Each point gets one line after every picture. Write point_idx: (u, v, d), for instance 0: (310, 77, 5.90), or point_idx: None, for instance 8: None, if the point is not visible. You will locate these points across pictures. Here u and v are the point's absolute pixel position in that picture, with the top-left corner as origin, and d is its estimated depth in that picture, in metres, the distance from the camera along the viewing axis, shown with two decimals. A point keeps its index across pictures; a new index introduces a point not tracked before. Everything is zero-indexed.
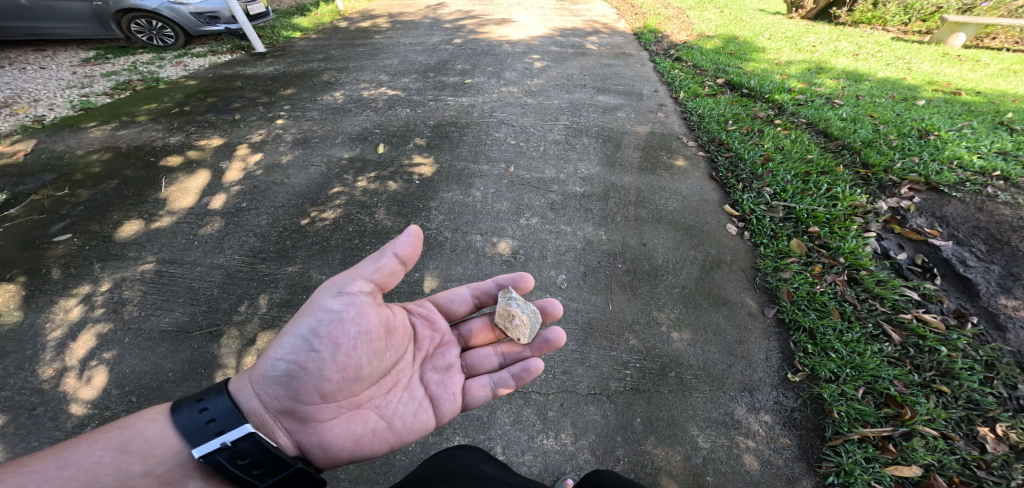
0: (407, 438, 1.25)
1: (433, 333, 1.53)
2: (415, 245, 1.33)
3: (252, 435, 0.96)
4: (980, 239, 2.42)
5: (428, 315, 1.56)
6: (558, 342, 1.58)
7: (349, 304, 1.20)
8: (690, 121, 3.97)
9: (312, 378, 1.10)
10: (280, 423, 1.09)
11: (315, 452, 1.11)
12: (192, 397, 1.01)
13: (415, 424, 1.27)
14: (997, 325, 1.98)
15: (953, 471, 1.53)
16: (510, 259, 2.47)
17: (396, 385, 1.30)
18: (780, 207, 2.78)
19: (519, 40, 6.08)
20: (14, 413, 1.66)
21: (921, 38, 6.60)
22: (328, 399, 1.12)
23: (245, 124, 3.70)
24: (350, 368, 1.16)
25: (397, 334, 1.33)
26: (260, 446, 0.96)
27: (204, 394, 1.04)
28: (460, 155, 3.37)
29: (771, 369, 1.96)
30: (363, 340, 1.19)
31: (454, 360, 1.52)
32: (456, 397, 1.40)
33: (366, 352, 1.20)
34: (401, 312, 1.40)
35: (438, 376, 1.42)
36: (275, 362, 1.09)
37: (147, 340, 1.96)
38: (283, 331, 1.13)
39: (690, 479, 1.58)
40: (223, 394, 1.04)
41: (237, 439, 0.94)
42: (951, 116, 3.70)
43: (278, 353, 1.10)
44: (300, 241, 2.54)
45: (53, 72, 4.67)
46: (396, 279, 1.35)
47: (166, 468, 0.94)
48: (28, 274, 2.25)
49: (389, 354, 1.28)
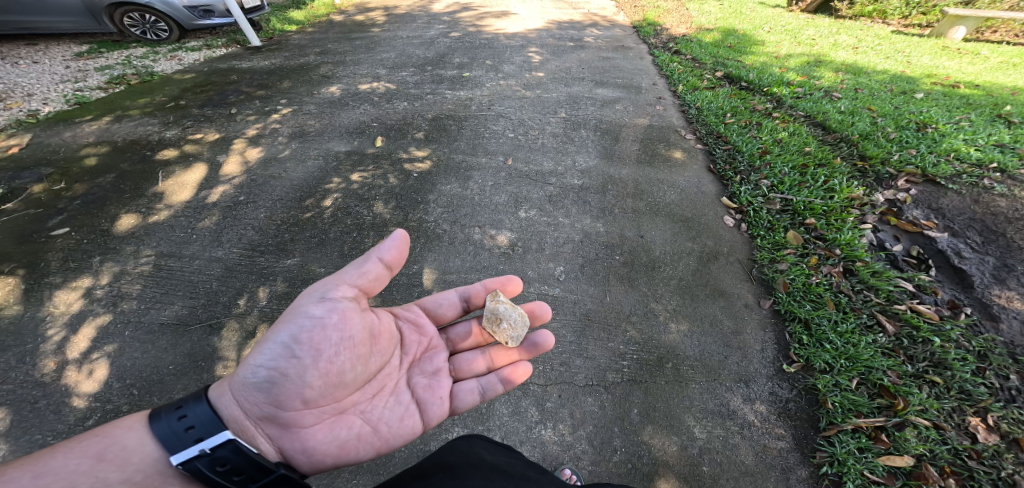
0: (392, 442, 1.24)
1: (420, 336, 1.52)
2: (401, 249, 1.35)
3: (232, 442, 0.92)
4: (976, 230, 2.43)
5: (415, 319, 1.55)
6: (545, 346, 1.61)
7: (332, 309, 1.18)
8: (688, 114, 3.96)
9: (293, 385, 1.07)
10: (261, 429, 1.06)
11: (297, 458, 1.09)
12: (171, 404, 0.98)
13: (401, 428, 1.27)
14: (990, 316, 2.00)
15: (944, 461, 1.55)
16: (508, 251, 2.47)
17: (382, 389, 1.29)
18: (778, 199, 2.80)
19: (517, 34, 6.04)
20: (16, 406, 1.67)
21: (921, 31, 6.59)
22: (310, 406, 1.10)
23: (241, 118, 3.68)
24: (333, 374, 1.13)
25: (382, 339, 1.31)
26: (241, 453, 0.93)
27: (183, 401, 1.00)
28: (458, 148, 3.36)
29: (766, 360, 1.98)
30: (347, 345, 1.17)
31: (442, 364, 1.52)
32: (443, 401, 1.41)
33: (350, 357, 1.18)
34: (387, 316, 1.38)
35: (426, 380, 1.43)
36: (255, 368, 1.06)
37: (147, 333, 1.96)
38: (263, 337, 1.10)
39: (686, 468, 1.60)
40: (202, 401, 1.01)
41: (217, 446, 0.91)
42: (949, 109, 3.70)
43: (258, 360, 1.07)
44: (298, 234, 2.54)
45: (46, 66, 4.63)
46: (381, 283, 1.34)
47: (144, 476, 0.90)
48: (27, 268, 2.26)
49: (374, 359, 1.27)
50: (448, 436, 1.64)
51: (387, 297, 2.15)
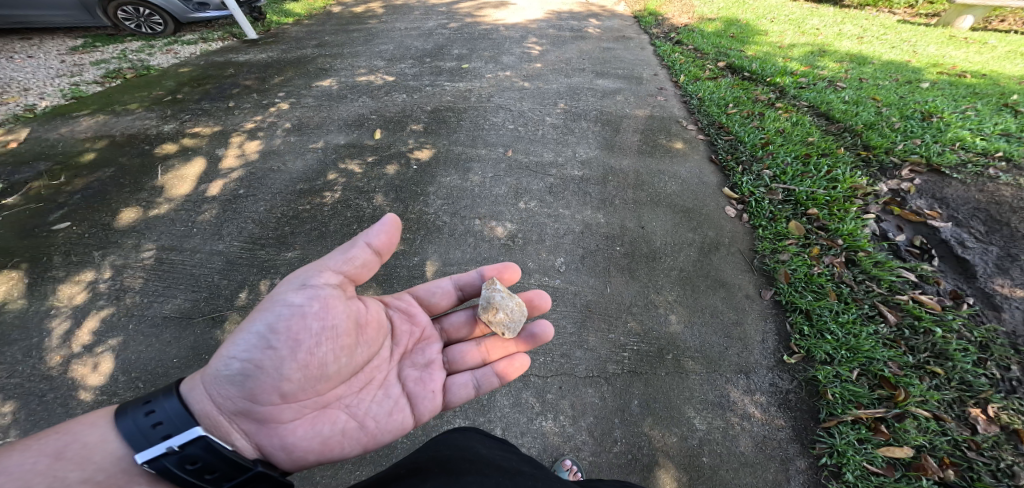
0: (379, 438, 1.23)
1: (412, 327, 1.52)
2: (390, 234, 1.35)
3: (202, 439, 0.91)
4: (980, 220, 2.41)
5: (407, 308, 1.55)
6: (543, 337, 1.61)
7: (312, 297, 1.17)
8: (690, 104, 3.92)
9: (269, 378, 1.05)
10: (236, 425, 1.05)
11: (277, 454, 1.08)
12: (138, 399, 0.96)
13: (389, 424, 1.26)
14: (993, 306, 1.99)
15: (943, 452, 1.56)
16: (508, 243, 2.46)
17: (369, 383, 1.28)
18: (780, 189, 2.77)
19: (516, 24, 5.96)
20: (24, 399, 1.68)
21: (928, 21, 6.48)
22: (289, 400, 1.08)
23: (239, 111, 3.66)
24: (314, 365, 1.12)
25: (369, 329, 1.30)
26: (212, 450, 0.91)
27: (151, 395, 0.98)
28: (458, 140, 3.34)
29: (767, 352, 1.97)
30: (328, 335, 1.16)
31: (435, 356, 1.52)
32: (435, 395, 1.41)
33: (332, 349, 1.16)
34: (375, 305, 1.38)
35: (417, 372, 1.42)
36: (229, 360, 1.04)
37: (150, 326, 1.97)
38: (238, 328, 1.08)
39: (687, 459, 1.61)
40: (171, 396, 0.99)
41: (185, 443, 0.89)
42: (955, 98, 3.65)
43: (232, 351, 1.05)
44: (297, 227, 2.53)
45: (42, 61, 4.59)
46: (368, 271, 1.33)
47: (105, 475, 0.87)
48: (29, 262, 2.26)
49: (360, 351, 1.26)
50: (449, 427, 1.66)
51: (387, 290, 2.15)
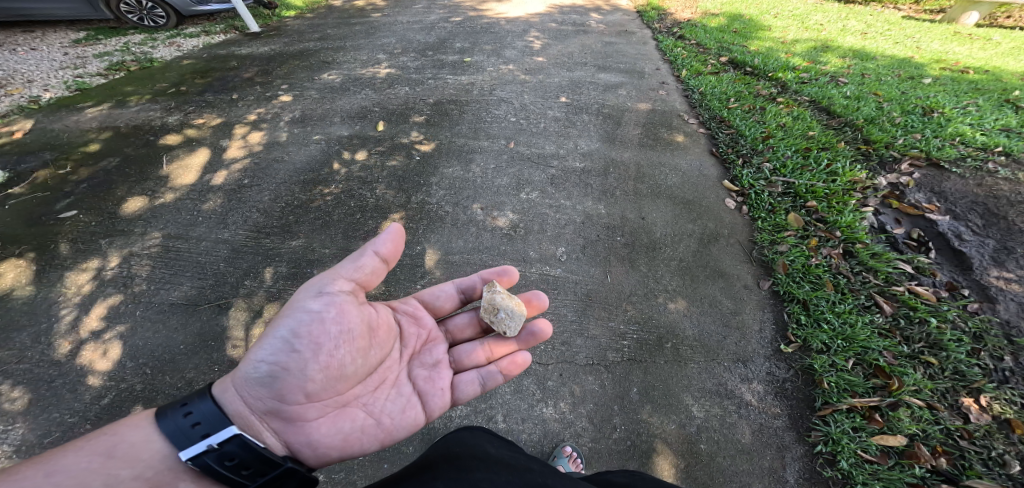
0: (395, 434, 1.26)
1: (419, 329, 1.56)
2: (397, 242, 1.37)
3: (239, 436, 0.94)
4: (977, 214, 2.43)
5: (413, 311, 1.58)
6: (543, 335, 1.64)
7: (329, 303, 1.20)
8: (691, 98, 3.93)
9: (294, 378, 1.08)
10: (266, 424, 1.07)
11: (303, 451, 1.10)
12: (175, 401, 0.99)
13: (404, 420, 1.30)
14: (988, 297, 2.01)
15: (936, 441, 1.59)
16: (510, 232, 2.49)
17: (385, 382, 1.32)
18: (779, 182, 2.80)
19: (517, 18, 5.95)
20: (35, 384, 1.72)
21: (933, 17, 6.45)
22: (314, 399, 1.11)
23: (242, 103, 3.67)
24: (335, 367, 1.15)
25: (381, 332, 1.33)
26: (247, 447, 0.94)
27: (187, 399, 1.01)
28: (460, 132, 3.36)
29: (764, 341, 2.00)
30: (346, 338, 1.19)
31: (442, 356, 1.55)
32: (443, 392, 1.44)
33: (351, 351, 1.20)
34: (385, 311, 1.41)
35: (426, 372, 1.45)
36: (257, 363, 1.07)
37: (158, 313, 2.01)
38: (263, 333, 1.12)
39: (685, 445, 1.65)
40: (206, 398, 1.02)
41: (223, 441, 0.92)
42: (958, 94, 3.66)
43: (260, 355, 1.08)
44: (302, 217, 2.56)
45: (45, 53, 4.61)
46: (378, 277, 1.36)
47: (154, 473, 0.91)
48: (37, 250, 2.29)
49: (375, 352, 1.30)
50: (452, 414, 1.70)
51: (390, 279, 2.18)
